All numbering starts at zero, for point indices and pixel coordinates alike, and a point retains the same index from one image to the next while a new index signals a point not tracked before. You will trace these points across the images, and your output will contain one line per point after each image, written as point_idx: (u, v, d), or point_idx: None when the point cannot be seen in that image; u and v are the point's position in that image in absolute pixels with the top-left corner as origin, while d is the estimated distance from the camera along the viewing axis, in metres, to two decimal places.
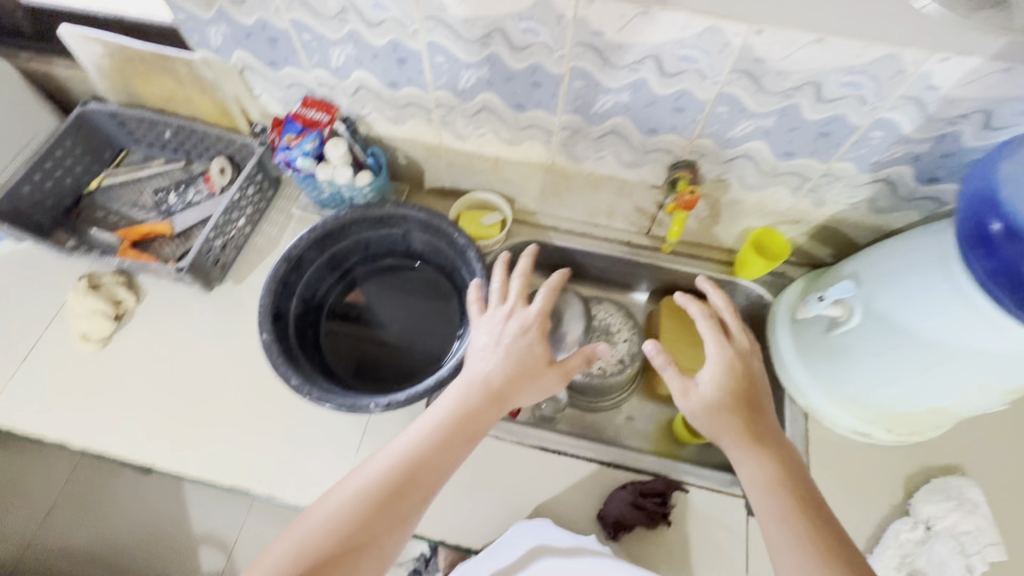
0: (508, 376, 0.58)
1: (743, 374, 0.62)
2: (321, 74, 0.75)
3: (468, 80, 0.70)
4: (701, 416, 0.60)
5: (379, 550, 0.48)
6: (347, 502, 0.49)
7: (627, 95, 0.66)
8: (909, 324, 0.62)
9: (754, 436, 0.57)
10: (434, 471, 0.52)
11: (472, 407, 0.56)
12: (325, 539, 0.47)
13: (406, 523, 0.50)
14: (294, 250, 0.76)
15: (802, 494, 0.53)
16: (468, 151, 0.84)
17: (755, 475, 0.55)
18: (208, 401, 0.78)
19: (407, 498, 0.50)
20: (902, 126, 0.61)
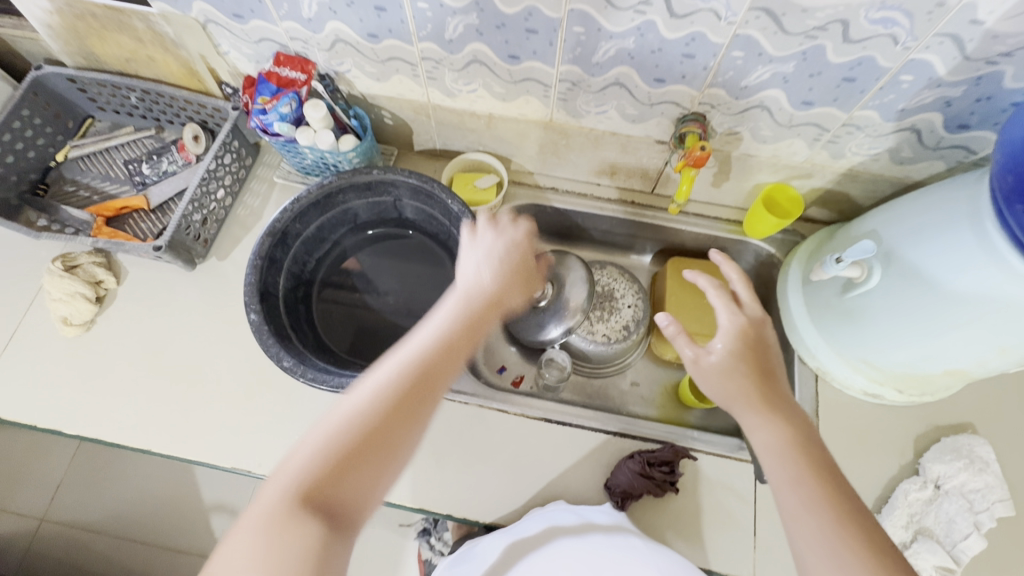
0: (502, 284, 0.55)
1: (759, 341, 0.57)
2: (292, 27, 0.68)
3: (456, 29, 0.63)
4: (718, 382, 0.55)
5: (403, 449, 0.44)
6: (357, 408, 0.44)
7: (632, 41, 0.59)
8: (933, 283, 0.59)
9: (770, 400, 0.53)
10: (446, 366, 0.48)
11: (476, 309, 0.52)
12: (341, 444, 0.42)
13: (424, 418, 0.46)
14: (279, 224, 0.72)
15: (820, 459, 0.49)
16: (459, 109, 0.77)
17: (768, 439, 0.50)
18: (201, 383, 0.76)
19: (423, 394, 0.46)
20: (936, 68, 0.55)
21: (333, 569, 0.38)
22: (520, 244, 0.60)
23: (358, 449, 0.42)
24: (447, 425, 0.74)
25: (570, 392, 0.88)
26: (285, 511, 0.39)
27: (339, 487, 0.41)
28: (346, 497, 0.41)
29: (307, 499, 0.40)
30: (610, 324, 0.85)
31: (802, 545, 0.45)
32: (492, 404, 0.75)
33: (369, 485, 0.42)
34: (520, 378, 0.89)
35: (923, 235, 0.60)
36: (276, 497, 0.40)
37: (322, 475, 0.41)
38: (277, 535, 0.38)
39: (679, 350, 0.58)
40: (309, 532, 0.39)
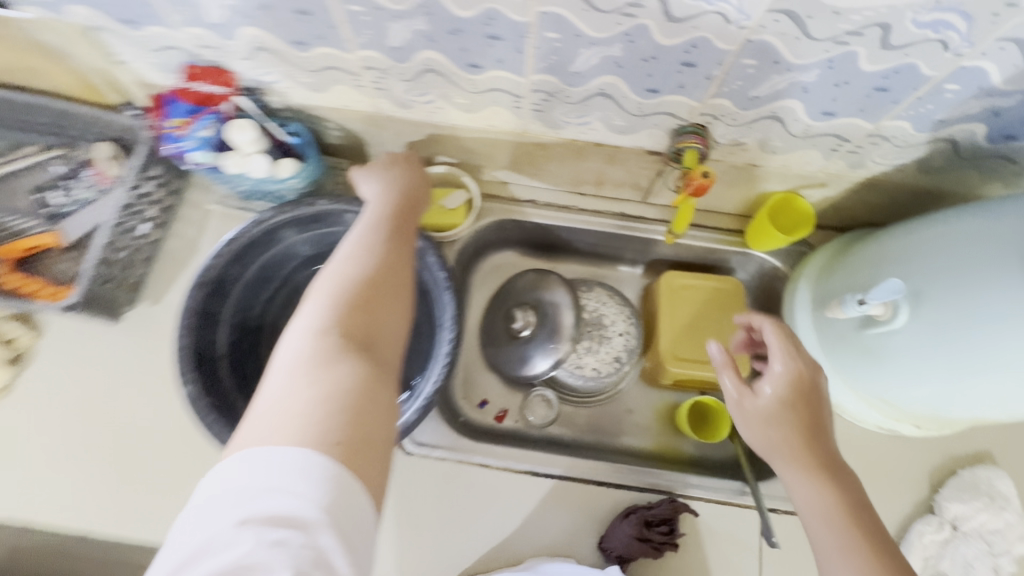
0: (418, 188, 0.63)
1: (812, 391, 0.55)
2: (199, 34, 0.55)
3: (401, 36, 0.51)
4: (761, 424, 0.55)
5: (402, 298, 0.49)
6: (345, 277, 0.48)
7: (619, 49, 0.48)
8: (961, 337, 0.52)
9: (819, 460, 0.52)
10: (407, 235, 0.56)
11: (409, 205, 0.60)
12: (344, 296, 0.46)
13: (409, 271, 0.52)
14: (212, 271, 0.61)
15: (877, 534, 0.47)
16: (416, 120, 0.65)
17: (816, 505, 0.49)
18: (142, 452, 0.67)
19: (399, 257, 0.52)
20: (990, 76, 0.45)
21: (378, 390, 0.41)
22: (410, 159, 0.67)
23: (363, 297, 0.46)
24: (424, 485, 0.67)
25: (559, 427, 0.79)
26: (319, 353, 0.41)
27: (363, 327, 0.45)
28: (370, 335, 0.45)
29: (335, 339, 0.42)
30: (600, 356, 0.76)
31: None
32: (473, 459, 0.68)
33: (383, 324, 0.47)
34: (504, 414, 0.80)
35: (962, 276, 0.52)
36: (301, 351, 0.41)
37: (337, 322, 0.44)
38: (320, 369, 0.40)
39: (723, 384, 0.58)
40: (352, 359, 0.41)
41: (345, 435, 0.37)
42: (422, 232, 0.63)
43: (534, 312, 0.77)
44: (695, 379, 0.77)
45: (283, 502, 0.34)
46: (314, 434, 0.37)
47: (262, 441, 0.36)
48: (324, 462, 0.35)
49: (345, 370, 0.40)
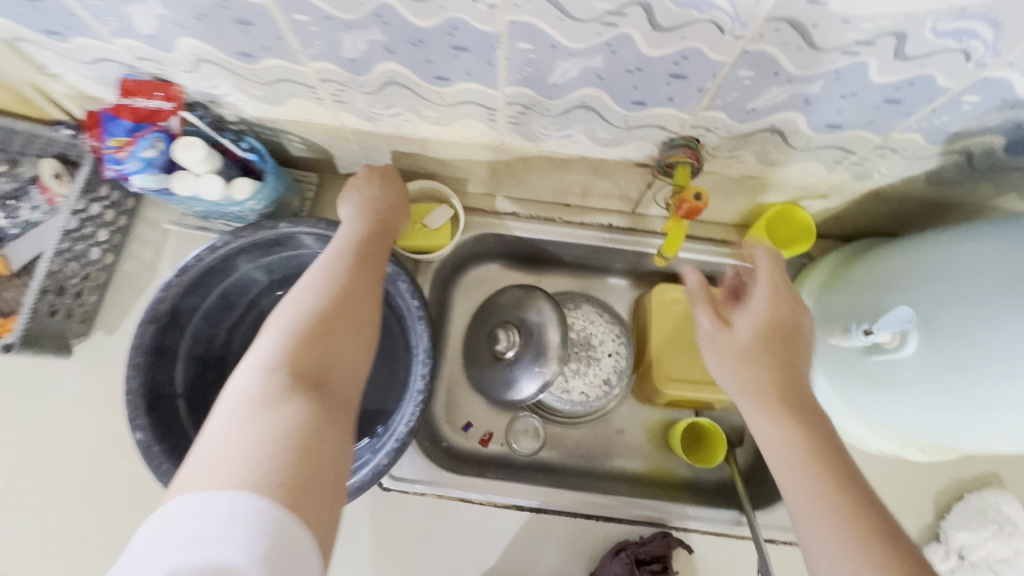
0: (394, 208, 0.59)
1: (792, 329, 0.50)
2: (133, 45, 0.49)
3: (357, 47, 0.45)
4: (736, 360, 0.49)
5: (364, 330, 0.45)
6: (305, 304, 0.44)
7: (601, 60, 0.43)
8: (973, 374, 0.47)
9: (793, 401, 0.46)
10: (378, 254, 0.52)
11: (382, 225, 0.56)
12: (300, 327, 0.42)
13: (374, 298, 0.48)
14: (163, 305, 0.56)
15: (853, 482, 0.42)
16: (384, 133, 0.60)
17: (786, 451, 0.44)
18: (99, 495, 0.62)
19: (366, 280, 0.48)
20: (1014, 87, 0.40)
21: (333, 429, 0.37)
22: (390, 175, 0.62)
23: (320, 328, 0.42)
24: (405, 523, 0.64)
25: (549, 450, 0.74)
26: (266, 392, 0.37)
27: (319, 361, 0.41)
28: (325, 372, 0.41)
29: (286, 377, 0.38)
30: (588, 379, 0.72)
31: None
32: (455, 493, 0.66)
33: (342, 358, 0.42)
34: (488, 436, 0.74)
35: (978, 307, 0.47)
36: (247, 392, 0.37)
37: (291, 355, 0.40)
38: (264, 411, 0.36)
39: (700, 323, 0.54)
40: (302, 399, 0.37)
41: (288, 475, 0.33)
42: (392, 256, 0.57)
43: (518, 332, 0.72)
44: (690, 400, 0.72)
45: (217, 550, 0.29)
46: (251, 476, 0.32)
47: (194, 488, 0.32)
48: (265, 504, 0.30)
49: (293, 411, 0.36)
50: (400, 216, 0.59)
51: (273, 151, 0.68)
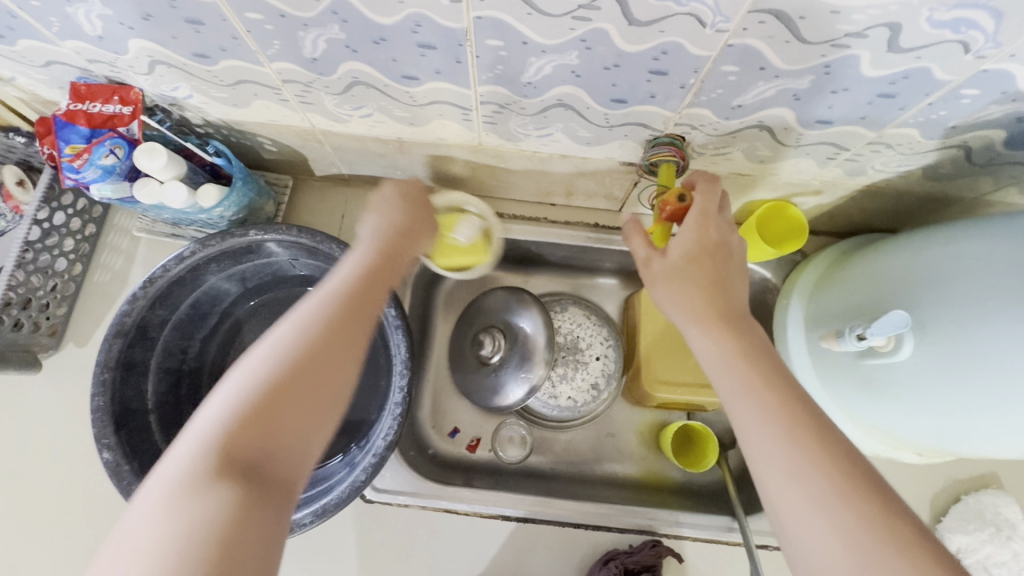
0: (401, 239, 0.48)
1: (720, 250, 0.47)
2: (82, 47, 0.46)
3: (317, 46, 0.42)
4: (665, 285, 0.47)
5: (329, 402, 0.38)
6: (271, 362, 0.37)
7: (575, 56, 0.40)
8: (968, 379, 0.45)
9: (721, 314, 0.43)
10: (371, 298, 0.42)
11: (383, 259, 0.46)
12: (249, 400, 0.35)
13: (350, 362, 0.39)
14: (130, 318, 0.54)
15: (780, 375, 0.39)
16: (356, 134, 0.58)
17: (714, 355, 0.41)
18: (75, 511, 0.61)
19: (349, 333, 0.40)
20: (1016, 80, 0.38)
21: (259, 529, 0.32)
22: (409, 198, 0.52)
23: (270, 403, 0.35)
24: (388, 534, 0.63)
25: (536, 456, 0.72)
26: (191, 482, 0.32)
27: (266, 440, 0.35)
28: (270, 456, 0.35)
29: (219, 465, 0.33)
30: (576, 383, 0.70)
31: (776, 488, 0.35)
32: (439, 504, 0.64)
33: (297, 438, 0.36)
34: (476, 442, 0.71)
35: (973, 311, 0.45)
36: (173, 475, 0.33)
37: (237, 429, 0.34)
38: (187, 499, 0.32)
39: (633, 248, 0.51)
40: (229, 497, 0.32)
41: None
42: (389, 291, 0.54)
43: (503, 336, 0.70)
44: (680, 403, 0.70)
45: None
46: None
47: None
48: None
49: (214, 514, 0.31)
50: (408, 248, 0.49)
51: (245, 154, 0.66)
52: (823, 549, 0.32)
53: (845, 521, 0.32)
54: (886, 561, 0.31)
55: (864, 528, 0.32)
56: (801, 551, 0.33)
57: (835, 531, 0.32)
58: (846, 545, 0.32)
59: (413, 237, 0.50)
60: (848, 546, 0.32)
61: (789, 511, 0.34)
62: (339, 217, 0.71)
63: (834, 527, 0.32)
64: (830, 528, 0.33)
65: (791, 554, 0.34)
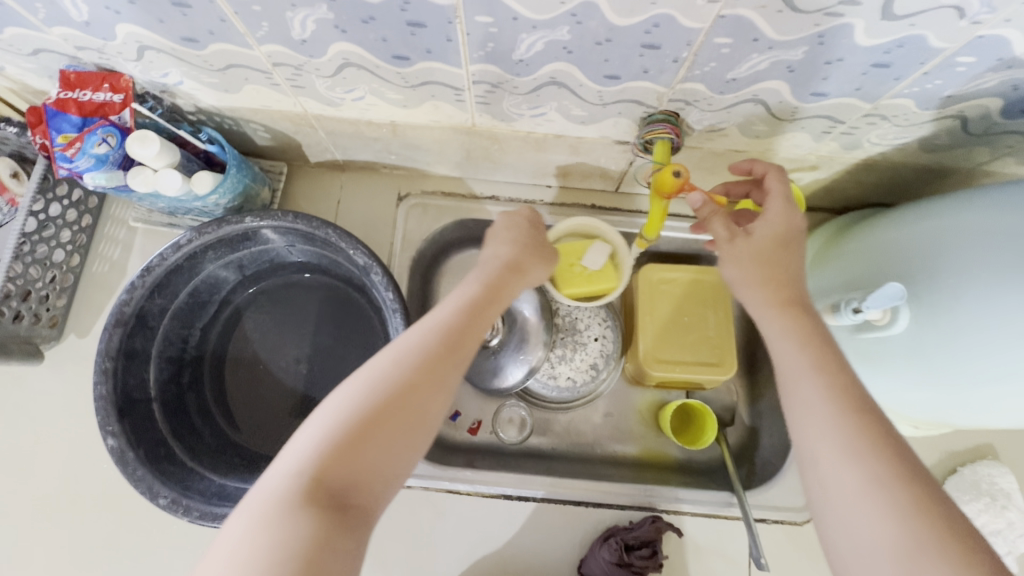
0: (500, 273, 0.51)
1: (797, 241, 0.47)
2: (70, 34, 0.46)
3: (306, 27, 0.42)
4: (747, 269, 0.46)
5: (413, 436, 0.40)
6: (366, 390, 0.40)
7: (567, 32, 0.40)
8: (966, 355, 0.46)
9: (793, 302, 0.44)
10: (472, 337, 0.45)
11: (486, 293, 0.49)
12: (343, 427, 0.38)
13: (436, 399, 0.41)
14: (128, 308, 0.54)
15: (845, 363, 0.41)
16: (349, 118, 0.57)
17: (782, 335, 0.43)
18: (83, 499, 0.62)
19: (441, 370, 0.42)
20: (1012, 46, 0.37)
21: (339, 552, 0.35)
22: (515, 229, 0.56)
23: (360, 432, 0.38)
24: (392, 514, 0.64)
25: (537, 437, 0.72)
26: (286, 499, 0.35)
27: (354, 466, 0.38)
28: (354, 482, 0.38)
29: (311, 487, 0.36)
30: (575, 364, 0.71)
31: (828, 466, 0.37)
32: (442, 484, 0.65)
33: (382, 464, 0.39)
34: (477, 424, 0.71)
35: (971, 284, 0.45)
36: (272, 491, 0.36)
37: (331, 453, 0.37)
38: (287, 515, 0.35)
39: (714, 229, 0.48)
40: (317, 519, 0.35)
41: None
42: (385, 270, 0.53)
43: (501, 319, 0.70)
44: (679, 381, 0.70)
45: None
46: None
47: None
48: None
49: (305, 531, 0.35)
50: (513, 277, 0.51)
51: (238, 141, 0.65)
52: (868, 527, 0.34)
53: (895, 504, 0.34)
54: (929, 544, 0.33)
55: (912, 512, 0.34)
56: (844, 527, 0.35)
57: (883, 512, 0.34)
58: (894, 526, 0.34)
59: (513, 272, 0.51)
60: (897, 528, 0.33)
61: (837, 488, 0.36)
62: (335, 203, 0.71)
63: (883, 508, 0.34)
64: (877, 508, 0.34)
65: (830, 529, 0.36)
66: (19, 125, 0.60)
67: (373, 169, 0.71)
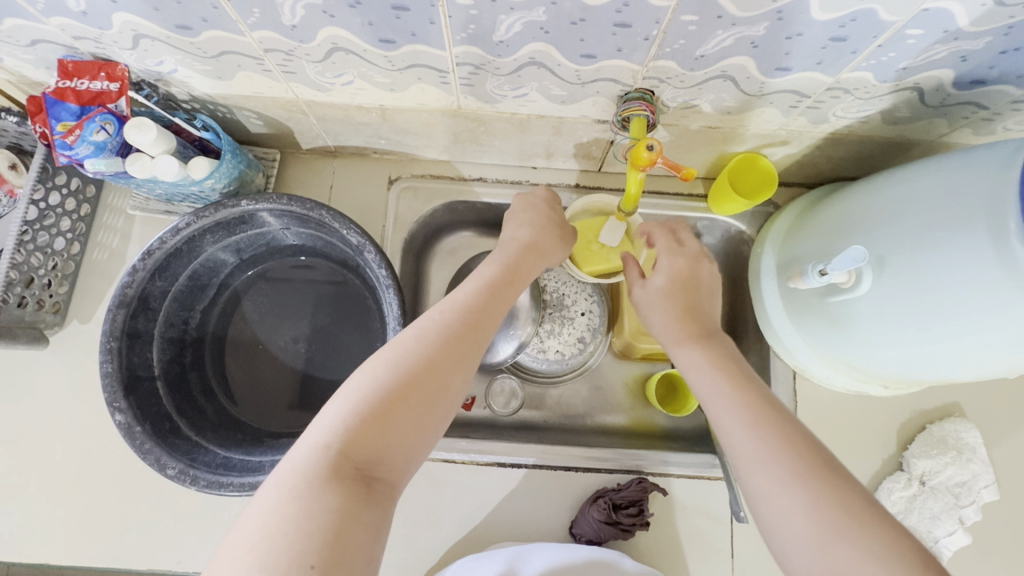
0: (515, 257, 0.55)
1: (694, 281, 0.53)
2: (68, 24, 0.48)
3: (295, 13, 0.44)
4: (647, 309, 0.54)
5: (434, 411, 0.44)
6: (391, 368, 0.43)
7: (542, 12, 0.42)
8: (921, 315, 0.49)
9: (697, 333, 0.50)
10: (490, 319, 0.50)
11: (502, 278, 0.53)
12: (369, 402, 0.41)
13: (457, 376, 0.45)
14: (131, 289, 0.56)
15: (749, 379, 0.45)
16: (340, 103, 0.59)
17: (692, 363, 0.48)
18: (90, 479, 0.64)
19: (461, 350, 0.46)
20: (956, 18, 0.40)
21: (365, 520, 0.37)
22: (529, 211, 0.60)
23: (386, 407, 0.41)
24: None
25: (529, 410, 0.75)
26: (314, 473, 0.38)
27: (380, 438, 0.41)
28: (380, 454, 0.41)
29: (339, 461, 0.39)
30: (563, 339, 0.74)
31: (745, 471, 0.40)
32: (438, 455, 0.68)
33: (405, 436, 0.42)
34: (471, 401, 0.74)
35: (926, 243, 0.47)
36: (300, 467, 0.39)
37: (359, 425, 0.40)
38: (314, 486, 0.37)
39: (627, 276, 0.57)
40: (344, 490, 0.38)
41: (322, 555, 0.34)
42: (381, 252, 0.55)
43: None
44: (663, 352, 0.73)
45: None
46: (289, 554, 0.34)
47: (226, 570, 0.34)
48: None
49: (334, 500, 0.37)
50: (529, 259, 0.56)
51: (232, 128, 0.67)
52: (792, 520, 0.37)
53: (807, 498, 0.37)
54: (844, 530, 0.35)
55: (824, 502, 0.37)
56: (772, 525, 0.38)
57: (800, 507, 0.37)
58: (811, 517, 0.36)
59: (524, 256, 0.56)
60: (812, 518, 0.36)
61: (759, 490, 0.39)
62: (328, 188, 0.73)
63: (798, 503, 0.37)
64: (794, 504, 0.37)
65: (766, 530, 0.39)
66: (17, 116, 0.61)
67: (364, 154, 0.73)
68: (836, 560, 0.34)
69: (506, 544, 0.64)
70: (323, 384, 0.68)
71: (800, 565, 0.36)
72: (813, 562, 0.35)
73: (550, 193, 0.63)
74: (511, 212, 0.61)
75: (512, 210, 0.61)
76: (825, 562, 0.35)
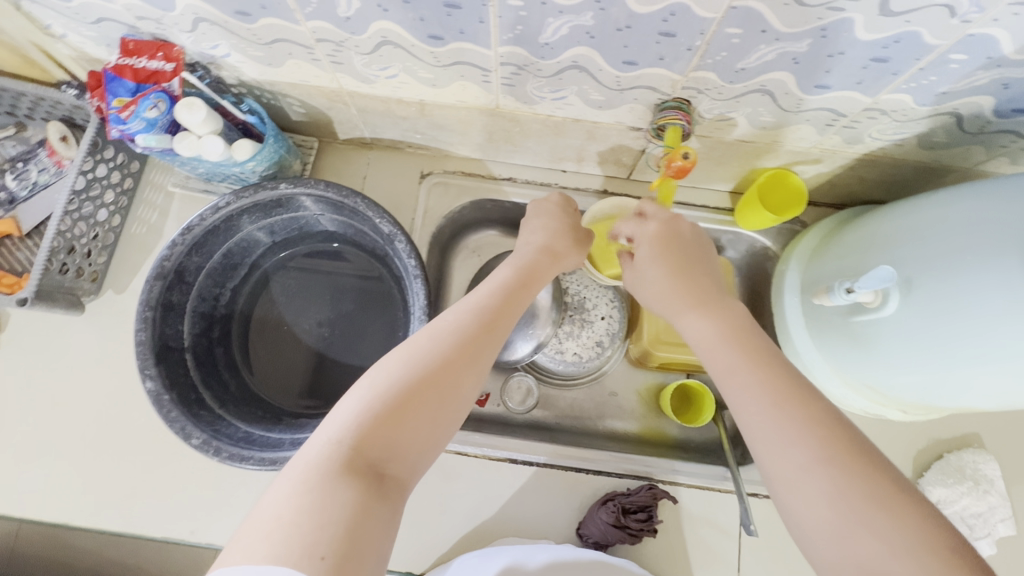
0: (532, 261, 0.56)
1: (677, 239, 0.54)
2: (133, 4, 0.50)
3: (350, 5, 0.46)
4: (642, 287, 0.55)
5: (447, 408, 0.44)
6: (401, 370, 0.44)
7: (590, 17, 0.43)
8: (946, 342, 0.48)
9: (696, 294, 0.50)
10: (506, 320, 0.50)
11: (519, 281, 0.54)
12: (384, 400, 0.42)
13: (471, 375, 0.46)
14: (169, 263, 0.58)
15: (766, 354, 0.44)
16: (382, 95, 0.61)
17: (703, 337, 0.47)
18: (113, 444, 0.66)
19: (475, 349, 0.47)
20: (1000, 44, 0.41)
21: (377, 509, 0.38)
22: (552, 215, 0.61)
23: (400, 405, 0.42)
24: None
25: (542, 410, 0.75)
26: (327, 467, 0.38)
27: (390, 435, 0.41)
28: (392, 451, 0.41)
29: (351, 455, 0.40)
30: (582, 341, 0.74)
31: (767, 454, 0.39)
32: (451, 446, 0.68)
33: (418, 434, 0.43)
34: (485, 397, 0.74)
35: (954, 267, 0.47)
36: (313, 461, 0.39)
37: (370, 423, 0.41)
38: (330, 476, 0.38)
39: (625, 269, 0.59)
40: (357, 484, 0.38)
41: (333, 547, 0.34)
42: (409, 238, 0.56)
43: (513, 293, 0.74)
44: (681, 363, 0.73)
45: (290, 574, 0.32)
46: (302, 543, 0.34)
47: (241, 553, 0.34)
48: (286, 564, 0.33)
49: (348, 492, 0.37)
50: (549, 262, 0.57)
51: (274, 115, 0.70)
52: (812, 509, 0.36)
53: (828, 486, 0.36)
54: (866, 520, 0.35)
55: (847, 489, 0.36)
56: (793, 513, 0.37)
57: (821, 493, 0.36)
58: (831, 506, 0.36)
59: (545, 261, 0.57)
60: (834, 508, 0.36)
61: (778, 476, 0.39)
62: (362, 177, 0.75)
63: (818, 491, 0.36)
64: (816, 490, 0.37)
65: (786, 519, 0.38)
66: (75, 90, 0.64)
67: (398, 148, 0.75)
68: (857, 552, 0.34)
69: (510, 540, 0.65)
70: (342, 367, 0.69)
71: (819, 557, 0.36)
72: (833, 553, 0.35)
73: (564, 199, 0.64)
74: (530, 217, 0.62)
75: (530, 216, 0.62)
76: (846, 554, 0.34)
